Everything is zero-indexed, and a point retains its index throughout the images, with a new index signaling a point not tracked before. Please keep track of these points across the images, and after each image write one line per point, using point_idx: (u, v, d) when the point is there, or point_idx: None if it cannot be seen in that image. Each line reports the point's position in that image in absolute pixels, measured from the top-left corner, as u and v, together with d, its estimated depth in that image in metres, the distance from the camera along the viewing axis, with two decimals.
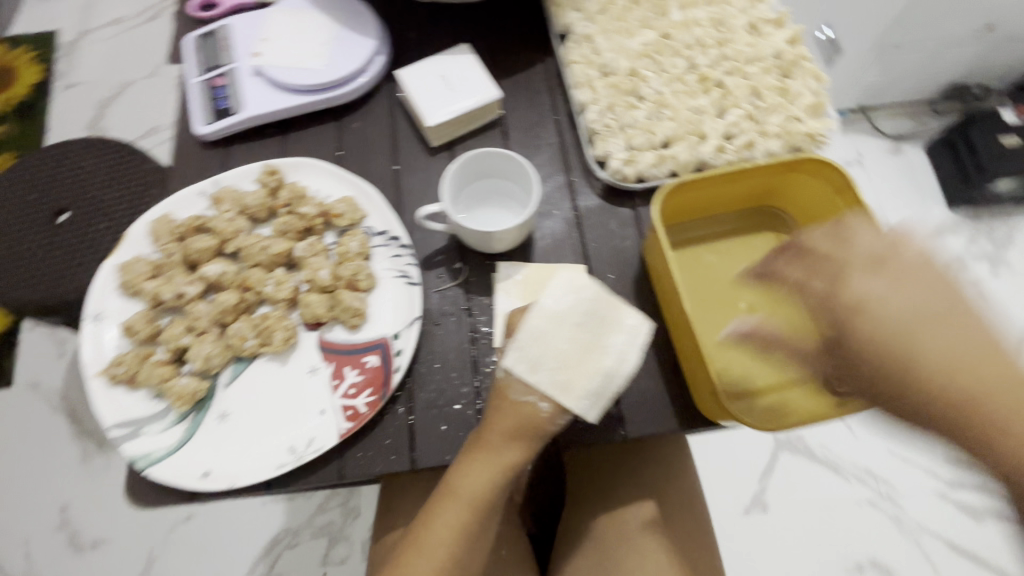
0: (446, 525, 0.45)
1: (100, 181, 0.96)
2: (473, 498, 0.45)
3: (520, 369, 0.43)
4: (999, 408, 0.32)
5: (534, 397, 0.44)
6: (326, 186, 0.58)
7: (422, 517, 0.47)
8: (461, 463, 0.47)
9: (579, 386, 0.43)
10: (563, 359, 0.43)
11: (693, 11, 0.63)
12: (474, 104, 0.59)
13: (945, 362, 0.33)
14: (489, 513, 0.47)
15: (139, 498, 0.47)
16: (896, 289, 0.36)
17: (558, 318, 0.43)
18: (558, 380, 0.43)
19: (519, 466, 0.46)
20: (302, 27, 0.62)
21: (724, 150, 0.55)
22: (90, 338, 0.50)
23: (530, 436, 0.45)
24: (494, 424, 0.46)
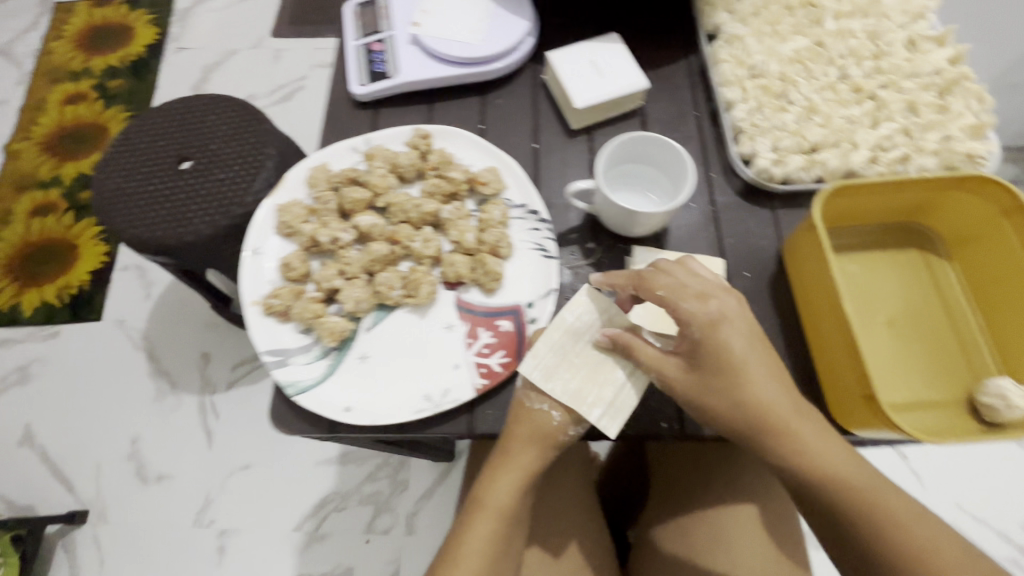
0: (482, 537, 0.46)
1: (230, 133, 0.85)
2: (503, 504, 0.47)
3: (535, 376, 0.47)
4: (788, 427, 0.41)
5: (546, 404, 0.47)
6: (469, 155, 0.60)
7: (455, 535, 0.48)
8: (487, 475, 0.49)
9: (590, 395, 0.46)
10: (575, 370, 0.47)
11: (847, 22, 0.62)
12: (623, 91, 0.60)
13: (763, 384, 0.42)
14: (518, 521, 0.48)
15: (281, 423, 0.49)
16: (730, 329, 0.42)
17: (576, 334, 0.48)
18: (571, 387, 0.46)
19: (538, 471, 0.48)
20: (459, 4, 0.65)
21: (877, 161, 0.55)
22: (251, 269, 0.54)
23: (544, 442, 0.47)
24: (509, 433, 0.48)
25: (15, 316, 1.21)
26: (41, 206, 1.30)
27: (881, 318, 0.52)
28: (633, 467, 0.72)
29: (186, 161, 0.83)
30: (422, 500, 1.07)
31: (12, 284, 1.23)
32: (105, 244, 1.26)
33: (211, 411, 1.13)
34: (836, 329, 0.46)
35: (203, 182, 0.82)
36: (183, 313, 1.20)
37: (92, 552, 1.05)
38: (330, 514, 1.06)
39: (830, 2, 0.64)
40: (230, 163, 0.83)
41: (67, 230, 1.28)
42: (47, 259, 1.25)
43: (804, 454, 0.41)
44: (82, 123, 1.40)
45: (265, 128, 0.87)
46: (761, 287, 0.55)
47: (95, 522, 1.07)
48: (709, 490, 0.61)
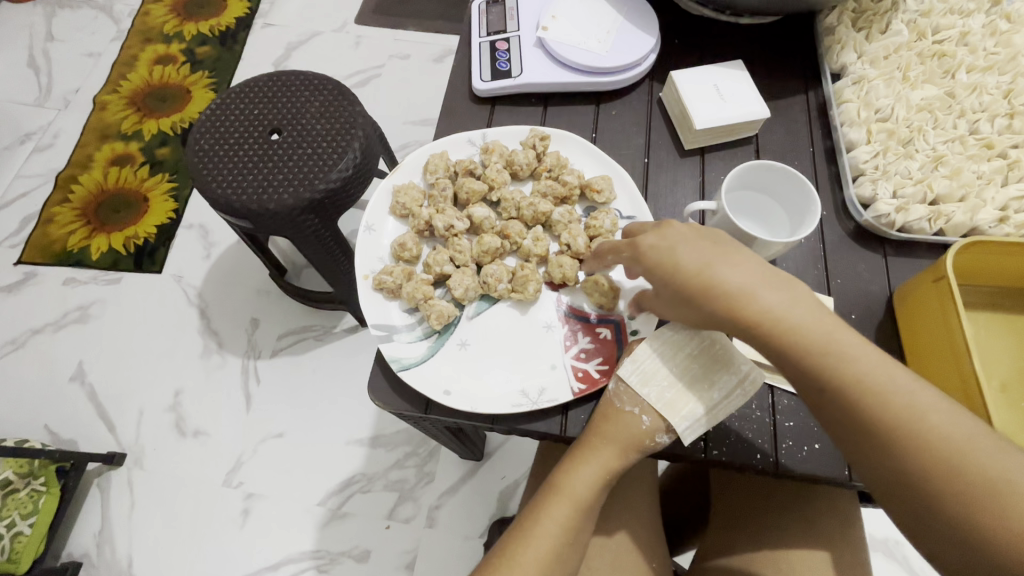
0: (555, 521, 0.46)
1: (321, 111, 0.88)
2: (580, 496, 0.47)
3: (631, 379, 0.47)
4: (845, 359, 0.38)
5: (637, 408, 0.47)
6: (581, 162, 0.61)
7: (525, 516, 0.48)
8: (566, 464, 0.49)
9: (684, 407, 0.45)
10: (672, 380, 0.46)
11: (980, 77, 0.61)
12: (744, 117, 0.59)
13: (787, 314, 0.39)
14: (591, 517, 0.48)
15: (379, 396, 0.51)
16: (738, 267, 0.41)
17: (678, 344, 0.47)
18: (666, 394, 0.46)
19: (619, 470, 0.47)
20: (588, 14, 0.66)
21: (1005, 221, 0.53)
22: (366, 244, 0.56)
23: (632, 442, 0.47)
24: (595, 428, 0.48)
25: (82, 257, 1.25)
26: (118, 157, 1.36)
27: (994, 382, 0.50)
28: (694, 493, 0.72)
29: (277, 132, 0.86)
30: (446, 495, 1.07)
31: (83, 227, 1.28)
32: (173, 201, 1.31)
33: (253, 376, 1.16)
34: (959, 387, 0.45)
35: (291, 154, 0.84)
36: (242, 277, 1.24)
37: (125, 496, 1.07)
38: (354, 495, 1.07)
39: (965, 54, 0.63)
40: (319, 138, 0.85)
41: (140, 183, 1.33)
42: (118, 208, 1.30)
43: (860, 394, 0.37)
44: (168, 84, 1.46)
45: (355, 110, 0.89)
46: (867, 332, 0.53)
47: (131, 466, 1.09)
48: (779, 525, 0.60)
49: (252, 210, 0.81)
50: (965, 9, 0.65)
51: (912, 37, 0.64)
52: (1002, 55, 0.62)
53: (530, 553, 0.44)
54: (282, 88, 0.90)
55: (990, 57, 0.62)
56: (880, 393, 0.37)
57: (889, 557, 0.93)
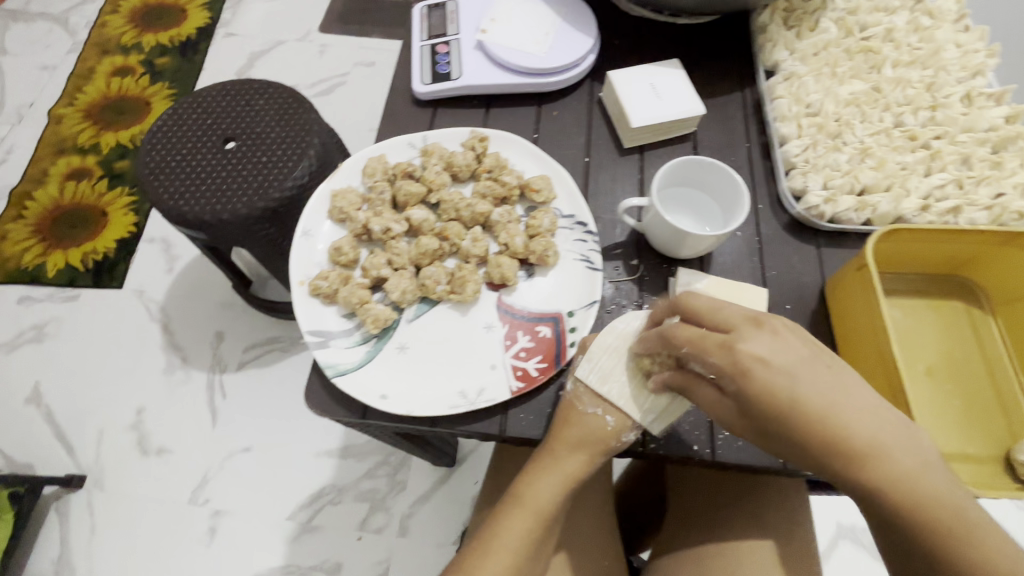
0: (517, 534, 0.46)
1: (276, 119, 0.86)
2: (542, 505, 0.47)
3: (591, 378, 0.48)
4: (895, 459, 0.34)
5: (600, 409, 0.47)
6: (523, 163, 0.61)
7: (487, 527, 0.48)
8: (529, 472, 0.49)
9: (645, 401, 0.46)
10: (629, 374, 0.47)
11: (905, 71, 0.63)
12: (680, 114, 0.61)
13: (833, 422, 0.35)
14: (553, 524, 0.48)
15: (317, 404, 0.50)
16: (779, 351, 0.36)
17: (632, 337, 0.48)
18: (626, 391, 0.46)
19: (581, 477, 0.48)
20: (527, 16, 0.67)
21: (927, 210, 0.55)
22: (302, 250, 0.55)
23: (596, 449, 0.47)
24: (556, 434, 0.48)
25: (37, 275, 1.21)
26: (75, 171, 1.32)
27: (920, 365, 0.52)
28: (649, 488, 0.72)
29: (232, 141, 0.84)
30: (418, 502, 1.05)
31: (38, 244, 1.24)
32: (133, 215, 1.28)
33: (219, 390, 1.13)
34: (881, 373, 0.46)
35: (245, 163, 0.82)
36: (203, 290, 1.21)
37: (85, 519, 1.04)
38: (325, 507, 1.05)
39: (890, 50, 0.65)
40: (274, 147, 0.83)
41: (98, 196, 1.29)
42: (75, 223, 1.26)
43: (905, 501, 0.34)
44: (127, 96, 1.43)
45: (312, 118, 0.87)
46: (802, 322, 0.55)
47: (91, 488, 1.06)
48: (728, 516, 0.61)
49: (203, 220, 0.79)
50: (891, 7, 0.67)
51: (840, 35, 0.66)
52: (925, 50, 0.64)
53: (491, 568, 0.44)
54: (236, 97, 0.88)
55: (914, 51, 0.65)
56: (910, 484, 0.34)
57: (856, 543, 0.95)
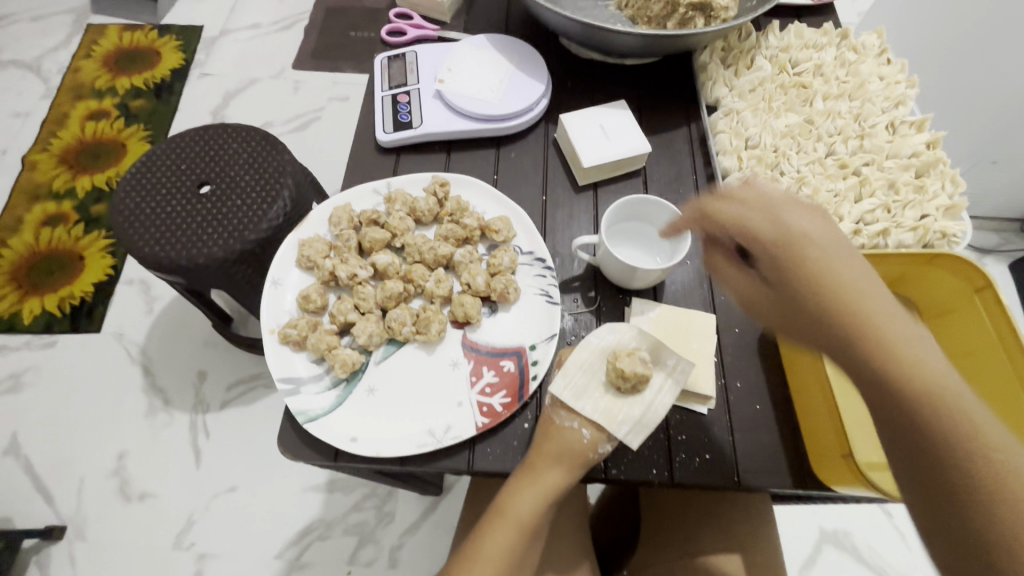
0: (499, 545, 0.47)
1: (250, 162, 0.86)
2: (524, 518, 0.48)
3: (566, 394, 0.49)
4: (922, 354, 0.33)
5: (576, 422, 0.48)
6: (483, 204, 0.64)
7: (470, 544, 0.48)
8: (510, 486, 0.49)
9: (621, 412, 0.47)
10: (603, 388, 0.48)
11: (835, 104, 0.68)
12: (628, 152, 0.64)
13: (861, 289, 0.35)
14: (534, 538, 0.49)
15: (288, 448, 0.52)
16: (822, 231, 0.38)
17: (605, 352, 0.49)
18: (600, 406, 0.48)
19: (562, 489, 0.48)
20: (481, 65, 0.71)
21: (859, 234, 0.59)
22: (272, 299, 0.57)
23: (576, 459, 0.48)
24: (537, 449, 0.49)
25: (14, 322, 1.21)
26: (51, 216, 1.33)
27: None
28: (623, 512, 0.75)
29: (206, 185, 0.84)
30: (407, 533, 1.06)
31: (14, 292, 1.24)
32: (111, 257, 1.29)
33: (203, 430, 1.13)
34: (817, 391, 0.50)
35: (220, 207, 0.83)
36: (183, 331, 1.22)
37: (67, 571, 1.02)
38: (313, 543, 1.05)
39: (820, 84, 0.70)
40: (248, 189, 0.84)
41: (75, 241, 1.30)
42: (52, 269, 1.26)
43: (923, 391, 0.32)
44: (102, 139, 1.44)
45: (286, 159, 0.87)
46: (750, 345, 0.58)
47: (72, 539, 1.05)
48: (697, 534, 0.64)
49: (180, 264, 0.79)
50: (819, 43, 0.73)
51: (775, 71, 0.71)
52: (851, 83, 0.70)
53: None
54: (210, 140, 0.89)
55: (842, 85, 0.70)
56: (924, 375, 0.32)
57: (839, 548, 0.97)
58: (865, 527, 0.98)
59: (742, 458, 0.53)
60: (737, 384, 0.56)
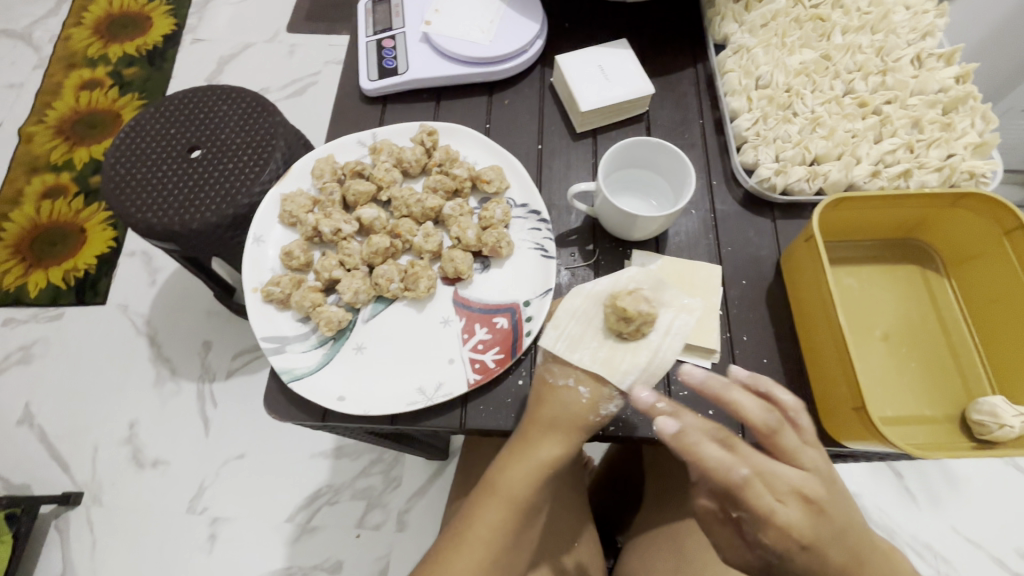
0: (489, 523, 0.45)
1: (240, 123, 0.80)
2: (515, 493, 0.46)
3: (560, 347, 0.46)
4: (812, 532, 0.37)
5: (571, 381, 0.46)
6: (474, 153, 0.60)
7: (462, 516, 0.47)
8: (503, 459, 0.48)
9: (623, 362, 0.44)
10: (601, 336, 0.45)
11: (855, 37, 0.63)
12: (628, 95, 0.60)
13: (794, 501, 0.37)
14: (527, 512, 0.47)
15: (275, 410, 0.50)
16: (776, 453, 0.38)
17: (602, 296, 0.46)
18: (598, 356, 0.45)
19: (557, 462, 0.47)
20: (472, 5, 0.66)
21: (878, 176, 0.55)
22: (254, 256, 0.55)
23: (567, 429, 0.46)
24: (531, 414, 0.47)
25: (20, 296, 1.21)
26: (51, 189, 1.31)
27: (876, 332, 0.52)
28: (625, 471, 0.73)
29: (197, 150, 0.79)
30: (414, 497, 1.06)
31: (18, 265, 1.23)
32: (112, 229, 1.27)
33: (210, 399, 1.13)
34: (829, 337, 0.47)
35: (212, 171, 0.77)
36: (185, 301, 1.21)
37: (86, 535, 1.05)
38: (322, 508, 1.06)
39: (839, 16, 0.64)
40: (240, 152, 0.78)
41: (76, 214, 1.28)
42: (55, 242, 1.25)
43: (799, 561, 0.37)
44: (97, 110, 1.41)
45: (277, 120, 0.81)
46: (758, 297, 0.55)
47: (89, 504, 1.07)
48: None
49: (173, 232, 0.74)
50: None
51: (789, 4, 0.65)
52: (874, 14, 0.64)
53: (464, 559, 0.44)
54: (198, 101, 0.82)
55: (863, 16, 0.64)
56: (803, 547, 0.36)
57: None
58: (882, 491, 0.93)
59: None
60: (744, 337, 0.53)
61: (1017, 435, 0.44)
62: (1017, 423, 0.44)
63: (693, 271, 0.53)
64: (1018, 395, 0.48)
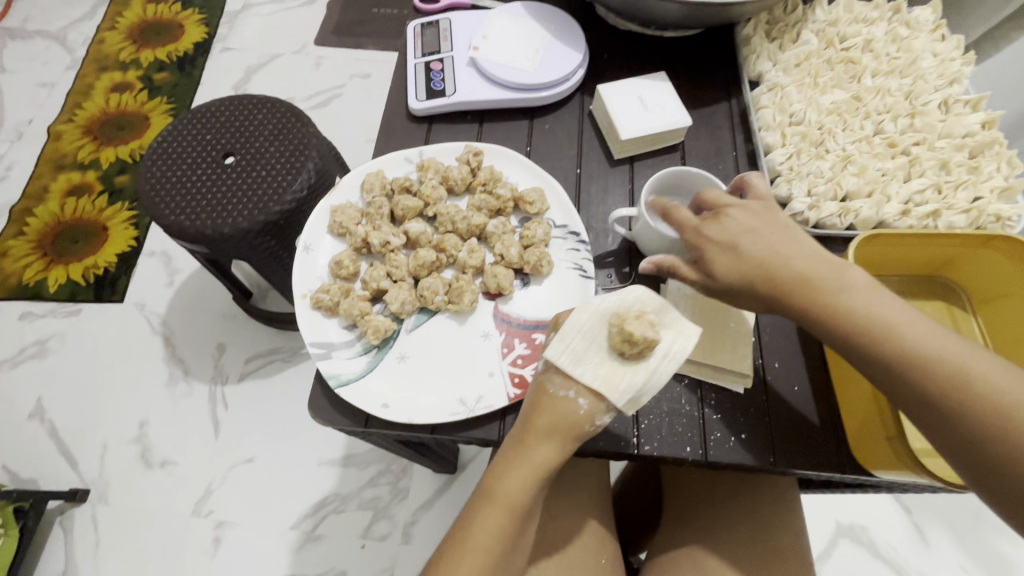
0: (490, 529, 0.45)
1: (276, 133, 0.82)
2: (514, 500, 0.46)
3: (564, 361, 0.47)
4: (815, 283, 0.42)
5: (571, 392, 0.46)
6: (516, 174, 0.63)
7: (462, 522, 0.47)
8: (499, 466, 0.48)
9: (622, 381, 0.45)
10: (605, 353, 0.46)
11: (885, 80, 0.65)
12: (666, 126, 0.62)
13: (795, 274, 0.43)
14: (526, 520, 0.47)
15: (318, 413, 0.52)
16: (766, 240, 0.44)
17: (608, 314, 0.47)
18: (599, 373, 0.46)
19: (553, 468, 0.47)
20: (517, 33, 0.69)
21: (907, 215, 0.57)
22: (304, 263, 0.57)
23: (559, 434, 0.46)
24: (528, 422, 0.48)
25: (40, 290, 1.23)
26: (76, 187, 1.34)
27: None
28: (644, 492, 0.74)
29: (232, 156, 0.81)
30: (421, 510, 1.06)
31: (39, 260, 1.25)
32: (134, 229, 1.29)
33: (221, 401, 1.14)
34: None
35: (246, 178, 0.79)
36: (204, 303, 1.23)
37: (90, 533, 1.05)
38: (328, 516, 1.06)
39: (869, 60, 0.67)
40: (274, 161, 0.80)
41: (100, 212, 1.31)
42: (77, 239, 1.27)
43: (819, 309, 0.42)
44: (126, 112, 1.45)
45: (311, 131, 0.83)
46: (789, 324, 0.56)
47: (95, 502, 1.07)
48: (722, 519, 0.62)
49: (205, 235, 0.76)
50: (870, 17, 0.69)
51: (821, 46, 0.68)
52: (903, 59, 0.66)
53: (465, 565, 0.44)
54: (235, 110, 0.84)
55: (892, 61, 0.67)
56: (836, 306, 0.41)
57: (856, 543, 0.93)
58: (889, 526, 0.94)
59: (780, 439, 0.51)
60: (775, 364, 0.54)
61: None
62: None
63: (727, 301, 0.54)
64: None
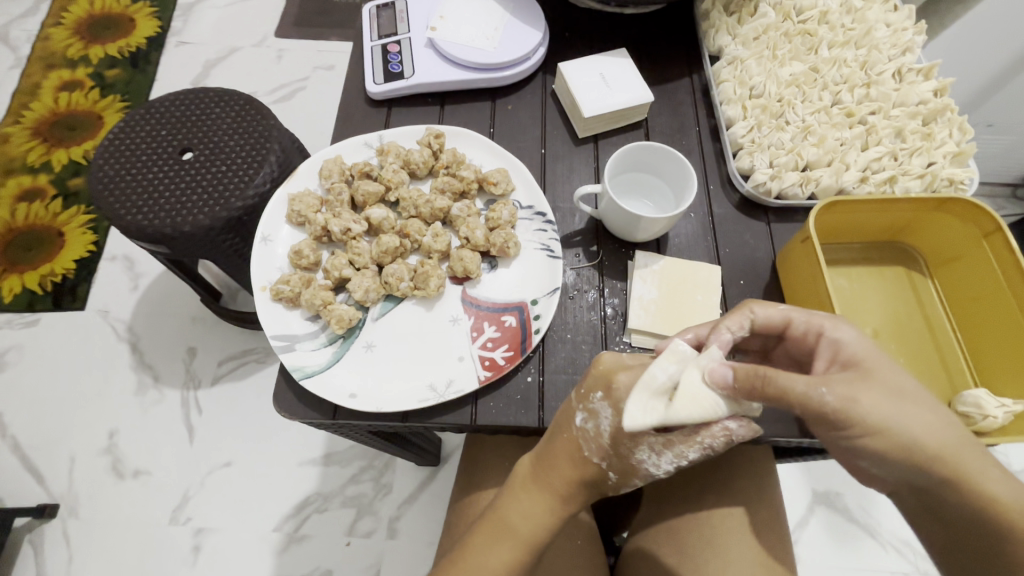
0: (501, 562, 0.44)
1: (234, 126, 0.79)
2: (532, 537, 0.45)
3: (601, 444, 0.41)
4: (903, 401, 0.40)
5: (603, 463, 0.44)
6: (479, 156, 0.62)
7: (467, 547, 0.46)
8: (520, 503, 0.46)
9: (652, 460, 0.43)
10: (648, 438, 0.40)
11: (841, 51, 0.66)
12: (629, 102, 0.62)
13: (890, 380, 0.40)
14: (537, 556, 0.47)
15: (284, 407, 0.51)
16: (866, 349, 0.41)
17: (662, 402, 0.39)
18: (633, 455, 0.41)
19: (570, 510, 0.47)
20: (476, 12, 0.68)
21: (865, 181, 0.58)
22: (262, 255, 0.55)
23: (580, 475, 0.45)
24: (552, 466, 0.46)
25: None
26: (27, 191, 1.27)
27: (867, 329, 0.55)
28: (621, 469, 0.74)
29: (190, 152, 0.77)
30: (405, 504, 1.05)
31: None
32: (92, 233, 1.24)
33: (194, 406, 1.11)
34: None
35: (205, 174, 0.76)
36: (170, 307, 1.19)
37: (62, 550, 1.01)
38: (311, 516, 1.04)
39: (826, 31, 0.67)
40: (234, 155, 0.77)
41: (54, 217, 1.25)
42: (30, 246, 1.22)
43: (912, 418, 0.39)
44: (77, 111, 1.38)
45: (272, 123, 0.80)
46: (755, 296, 0.57)
47: (65, 517, 1.03)
48: (701, 492, 0.63)
49: (164, 234, 0.72)
50: None
51: (779, 19, 0.68)
52: (858, 30, 0.67)
53: None
54: (192, 104, 0.81)
55: (847, 32, 0.67)
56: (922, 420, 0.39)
57: (831, 509, 0.95)
58: (864, 491, 0.96)
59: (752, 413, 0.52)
60: None
61: (999, 424, 0.47)
62: (999, 414, 0.47)
63: (696, 276, 0.55)
64: (997, 387, 0.51)
